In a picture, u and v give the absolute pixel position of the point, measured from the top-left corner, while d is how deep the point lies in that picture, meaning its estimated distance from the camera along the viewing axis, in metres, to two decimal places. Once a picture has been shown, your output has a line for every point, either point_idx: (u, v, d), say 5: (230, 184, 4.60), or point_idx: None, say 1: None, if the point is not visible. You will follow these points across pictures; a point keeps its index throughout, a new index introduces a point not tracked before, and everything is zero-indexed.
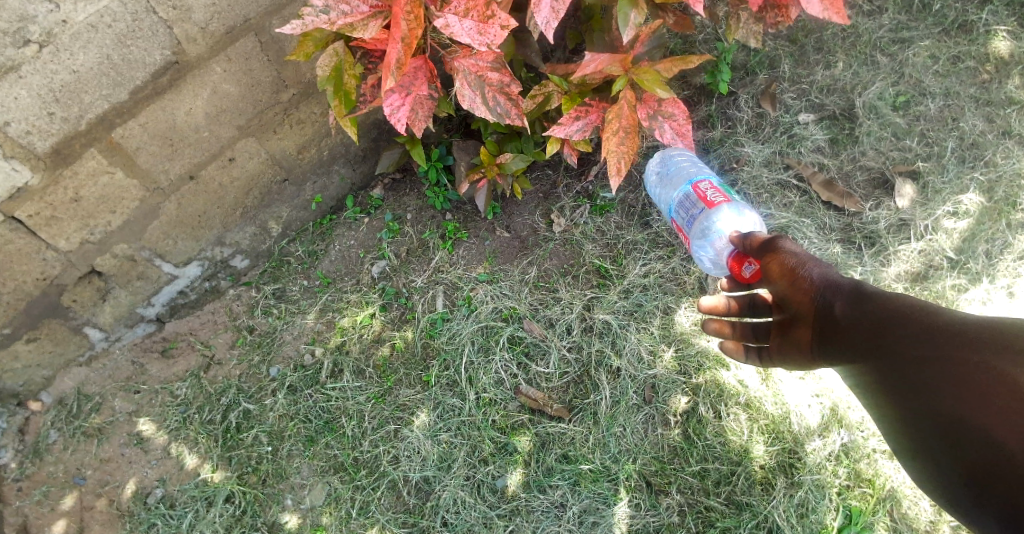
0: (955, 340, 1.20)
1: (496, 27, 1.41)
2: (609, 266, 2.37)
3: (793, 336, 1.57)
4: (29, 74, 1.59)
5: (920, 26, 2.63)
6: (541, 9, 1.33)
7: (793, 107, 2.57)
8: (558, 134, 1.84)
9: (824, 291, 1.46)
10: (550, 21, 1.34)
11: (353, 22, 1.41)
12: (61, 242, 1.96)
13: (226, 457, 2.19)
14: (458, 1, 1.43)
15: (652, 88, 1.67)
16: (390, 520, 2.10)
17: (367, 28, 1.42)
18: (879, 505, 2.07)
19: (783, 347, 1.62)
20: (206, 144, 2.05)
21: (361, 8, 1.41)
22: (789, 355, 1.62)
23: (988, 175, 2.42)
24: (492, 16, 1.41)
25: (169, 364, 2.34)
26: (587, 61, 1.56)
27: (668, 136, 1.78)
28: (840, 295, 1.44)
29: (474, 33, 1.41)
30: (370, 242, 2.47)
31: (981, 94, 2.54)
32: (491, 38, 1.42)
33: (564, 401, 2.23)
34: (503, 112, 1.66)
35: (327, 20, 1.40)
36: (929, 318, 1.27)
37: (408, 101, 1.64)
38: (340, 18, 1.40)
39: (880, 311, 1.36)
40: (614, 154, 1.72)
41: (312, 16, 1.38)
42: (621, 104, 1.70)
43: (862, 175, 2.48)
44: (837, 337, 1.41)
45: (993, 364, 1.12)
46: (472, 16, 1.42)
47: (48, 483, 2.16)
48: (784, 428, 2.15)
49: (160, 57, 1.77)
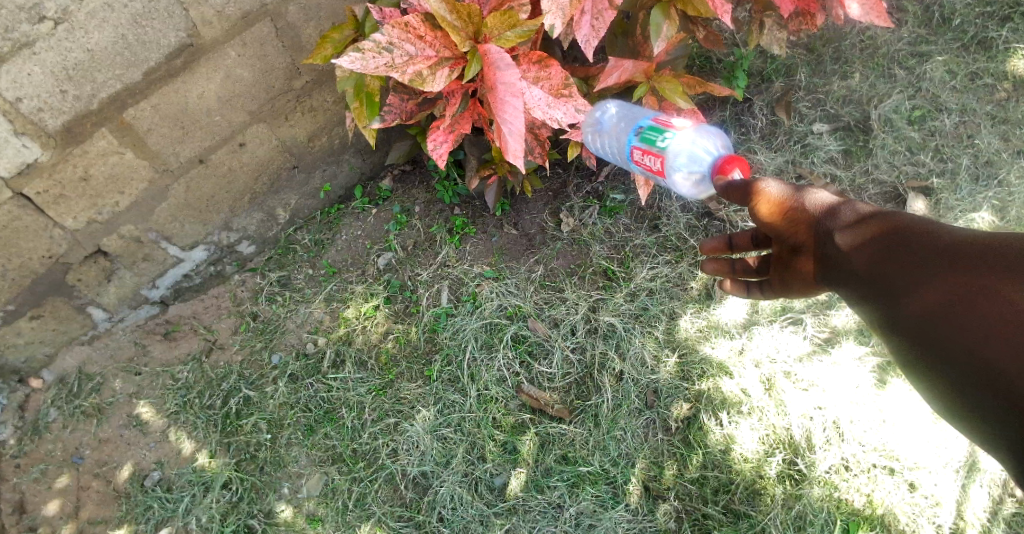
0: (950, 270, 1.10)
1: (569, 107, 1.39)
2: (616, 269, 2.37)
3: (794, 267, 1.44)
4: (43, 50, 1.58)
5: (939, 41, 2.61)
6: (581, 27, 1.35)
7: (808, 117, 2.55)
8: (576, 139, 1.79)
9: (825, 220, 1.31)
10: (590, 39, 1.35)
11: (421, 70, 1.34)
12: (67, 221, 1.95)
13: (224, 443, 2.19)
14: (529, 66, 1.43)
15: (674, 97, 1.66)
16: (387, 514, 2.10)
17: (435, 77, 1.37)
18: (879, 521, 2.06)
19: (783, 275, 1.51)
20: (217, 128, 2.04)
21: (428, 52, 1.34)
22: (793, 283, 1.50)
23: (1002, 194, 2.40)
24: (566, 94, 1.40)
25: (172, 346, 2.34)
26: (612, 68, 1.56)
27: None
28: (839, 225, 1.29)
29: (545, 106, 1.41)
30: (378, 234, 2.46)
31: (997, 111, 2.52)
32: (562, 115, 1.40)
33: (566, 402, 2.23)
34: (529, 150, 1.77)
35: (391, 61, 1.29)
36: (933, 246, 1.16)
37: (451, 138, 1.66)
38: (405, 62, 1.31)
39: (885, 238, 1.22)
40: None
41: (375, 52, 1.27)
42: (642, 110, 1.72)
43: (875, 189, 2.46)
44: (838, 270, 1.28)
45: (1002, 290, 1.02)
46: (542, 85, 1.42)
47: (46, 461, 2.16)
48: (784, 438, 2.16)
49: (175, 39, 1.76)
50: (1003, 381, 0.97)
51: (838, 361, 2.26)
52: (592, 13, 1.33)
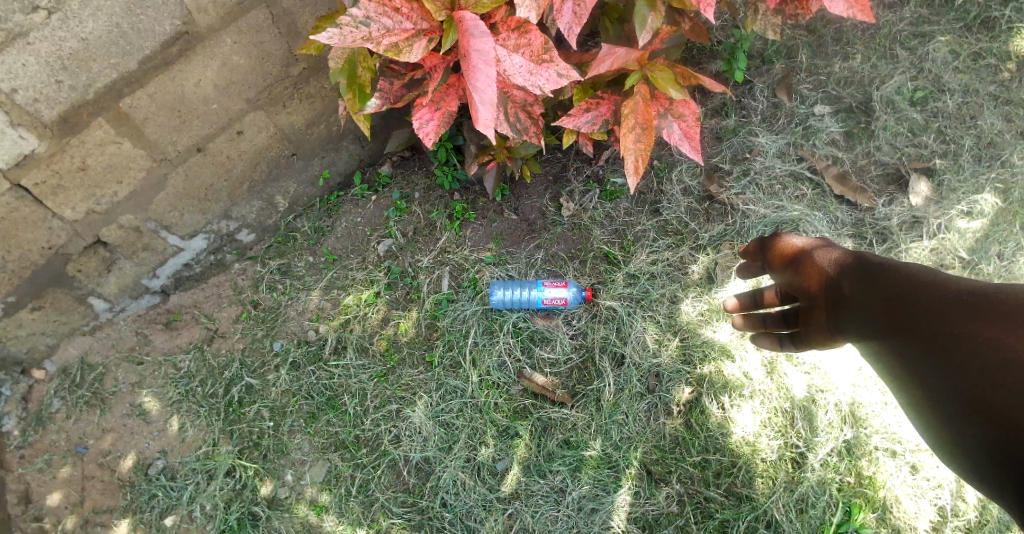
0: (944, 304, 1.09)
1: (551, 72, 1.36)
2: (617, 253, 2.36)
3: (811, 318, 1.47)
4: (37, 40, 1.56)
5: (942, 20, 2.57)
6: (564, 15, 1.24)
7: (810, 98, 2.53)
8: (567, 126, 1.80)
9: (832, 269, 1.40)
10: (572, 27, 1.24)
11: (399, 42, 1.32)
12: (66, 211, 1.95)
13: (227, 431, 2.20)
14: (508, 34, 1.39)
15: (666, 87, 1.60)
16: (390, 499, 2.11)
17: (412, 49, 1.35)
18: (880, 503, 2.07)
19: (806, 331, 1.53)
20: (215, 116, 2.03)
21: (405, 24, 1.33)
22: (815, 339, 1.50)
23: (1005, 176, 2.39)
24: (547, 60, 1.36)
25: (173, 336, 2.34)
26: (603, 56, 1.46)
27: (677, 136, 1.72)
28: (844, 273, 1.36)
29: (526, 73, 1.39)
30: (378, 220, 2.46)
31: (1000, 92, 2.50)
32: (543, 81, 1.37)
33: (567, 387, 2.24)
34: (522, 129, 1.73)
35: (368, 34, 1.27)
36: (929, 286, 1.16)
37: (437, 116, 1.65)
38: (383, 34, 1.30)
39: (882, 279, 1.26)
40: (631, 152, 1.63)
41: (352, 27, 1.25)
42: (635, 99, 1.61)
43: (877, 170, 2.47)
44: (845, 316, 1.31)
45: (984, 324, 1.01)
46: (522, 53, 1.38)
47: (50, 451, 2.17)
48: (788, 422, 2.16)
49: (170, 27, 1.74)
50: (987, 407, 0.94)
51: (840, 343, 2.25)
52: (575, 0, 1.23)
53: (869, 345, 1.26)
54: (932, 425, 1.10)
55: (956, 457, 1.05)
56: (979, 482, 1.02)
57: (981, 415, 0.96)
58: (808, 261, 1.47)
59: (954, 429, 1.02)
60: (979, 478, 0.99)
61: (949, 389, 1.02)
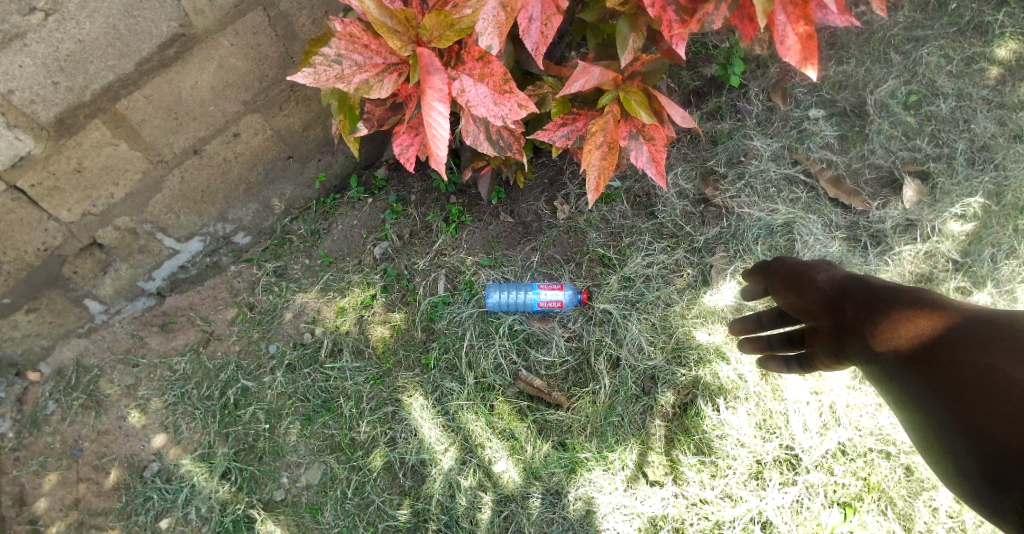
0: (946, 330, 1.08)
1: (512, 104, 1.37)
2: (612, 255, 2.37)
3: (817, 339, 1.46)
4: (34, 42, 1.56)
5: (936, 25, 2.58)
6: (530, 34, 1.25)
7: (804, 102, 2.55)
8: (543, 139, 1.77)
9: (836, 292, 1.39)
10: (539, 46, 1.26)
11: (369, 78, 1.36)
12: (62, 213, 1.95)
13: (222, 434, 2.20)
14: (472, 63, 1.37)
15: (636, 109, 1.57)
16: (386, 501, 2.12)
17: (382, 84, 1.39)
18: (875, 504, 2.09)
19: (812, 353, 1.52)
20: (212, 118, 2.03)
21: (375, 59, 1.36)
22: (821, 359, 1.50)
23: (996, 180, 2.40)
24: (508, 90, 1.36)
25: (169, 338, 2.33)
26: (578, 74, 1.43)
27: (643, 159, 1.68)
28: (848, 296, 1.34)
29: (490, 104, 1.38)
30: (373, 223, 2.46)
31: (993, 96, 2.51)
32: (506, 111, 1.38)
33: (563, 390, 2.24)
34: (506, 145, 1.64)
35: (340, 72, 1.33)
36: (937, 313, 1.13)
37: (417, 140, 1.66)
38: (353, 72, 1.34)
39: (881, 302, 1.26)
40: (593, 168, 1.64)
41: (325, 66, 1.31)
42: (604, 117, 1.61)
43: (871, 173, 2.49)
44: (850, 339, 1.30)
45: (977, 347, 1.00)
46: (486, 83, 1.37)
47: (44, 454, 2.16)
48: (780, 424, 2.17)
49: (167, 29, 1.73)
50: (978, 426, 0.94)
51: None
52: (541, 20, 1.24)
53: (870, 368, 1.25)
54: (932, 449, 1.08)
55: (957, 481, 1.04)
56: (980, 507, 1.00)
57: (983, 445, 0.93)
58: (811, 285, 1.47)
59: (954, 456, 1.00)
60: (982, 500, 0.97)
61: (947, 416, 1.00)
